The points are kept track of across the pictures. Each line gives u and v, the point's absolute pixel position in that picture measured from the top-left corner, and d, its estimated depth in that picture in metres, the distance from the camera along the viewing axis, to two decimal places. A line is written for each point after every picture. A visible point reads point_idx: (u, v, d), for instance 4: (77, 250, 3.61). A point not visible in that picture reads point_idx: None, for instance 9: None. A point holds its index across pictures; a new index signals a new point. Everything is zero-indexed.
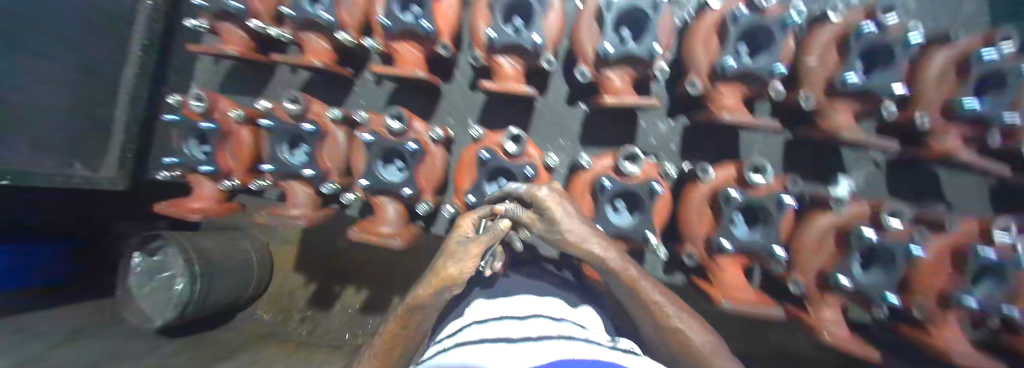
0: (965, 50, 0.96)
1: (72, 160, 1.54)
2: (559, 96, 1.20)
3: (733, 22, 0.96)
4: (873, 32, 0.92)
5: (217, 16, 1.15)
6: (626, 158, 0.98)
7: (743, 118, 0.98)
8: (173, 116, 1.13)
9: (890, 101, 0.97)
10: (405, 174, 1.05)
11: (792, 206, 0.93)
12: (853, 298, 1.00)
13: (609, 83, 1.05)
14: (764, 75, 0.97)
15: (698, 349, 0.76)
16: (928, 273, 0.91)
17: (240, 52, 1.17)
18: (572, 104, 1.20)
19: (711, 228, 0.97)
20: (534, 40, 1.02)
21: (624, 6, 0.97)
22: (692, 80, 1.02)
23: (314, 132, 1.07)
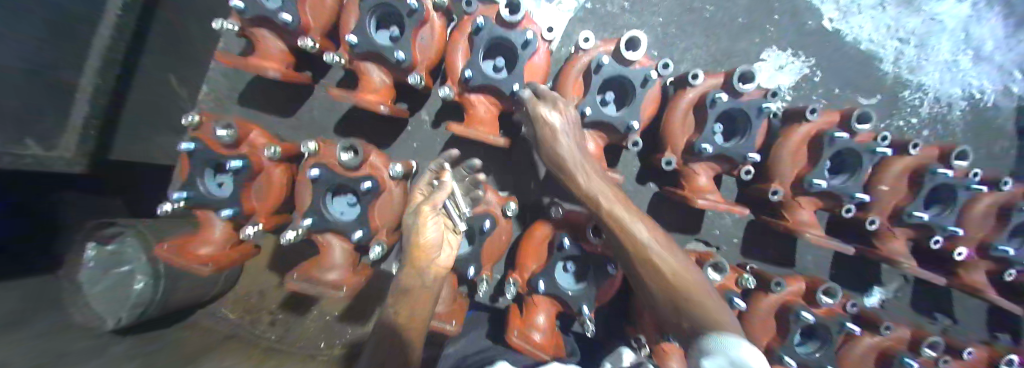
0: (1011, 196, 1.05)
1: (25, 135, 0.86)
2: (630, 172, 1.15)
3: (830, 143, 0.95)
4: (945, 175, 0.99)
5: (253, 21, 0.96)
6: (711, 266, 0.97)
7: (820, 234, 1.00)
8: (187, 143, 0.89)
9: (939, 234, 1.05)
10: (470, 245, 0.95)
11: (853, 331, 0.99)
12: None
13: (694, 178, 1.03)
14: (843, 196, 1.00)
15: (696, 299, 0.64)
16: None
17: (281, 74, 0.98)
18: (642, 181, 1.16)
19: (773, 339, 0.99)
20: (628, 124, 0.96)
21: (727, 105, 0.94)
22: (774, 189, 1.00)
23: (372, 190, 0.89)
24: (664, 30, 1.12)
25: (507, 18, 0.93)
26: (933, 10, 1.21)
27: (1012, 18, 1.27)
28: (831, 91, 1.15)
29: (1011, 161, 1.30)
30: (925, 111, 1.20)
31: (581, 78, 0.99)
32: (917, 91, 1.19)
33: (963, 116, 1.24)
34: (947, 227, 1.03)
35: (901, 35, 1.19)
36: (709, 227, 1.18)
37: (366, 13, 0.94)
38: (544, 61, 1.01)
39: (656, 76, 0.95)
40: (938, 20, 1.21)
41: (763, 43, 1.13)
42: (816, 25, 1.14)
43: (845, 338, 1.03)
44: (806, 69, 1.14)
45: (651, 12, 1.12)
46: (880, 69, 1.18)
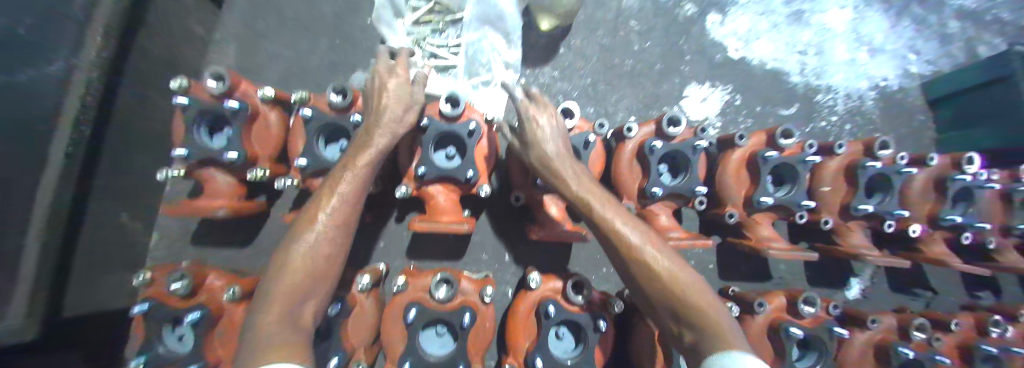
0: (939, 169, 1.15)
1: None
2: None
3: (763, 162, 1.02)
4: (877, 166, 1.06)
5: (199, 164, 0.99)
6: None
7: (783, 247, 1.03)
8: (142, 303, 0.87)
9: (891, 219, 1.11)
10: (450, 335, 0.94)
11: (846, 336, 0.99)
12: None
13: (655, 218, 1.08)
14: (793, 205, 1.05)
15: (682, 297, 0.63)
16: None
17: (230, 209, 1.00)
18: None
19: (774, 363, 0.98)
20: None
21: (663, 149, 1.03)
22: (729, 212, 1.04)
23: (341, 312, 0.86)
24: (594, 88, 1.22)
25: (449, 113, 0.99)
26: (818, 23, 1.39)
27: (888, 15, 1.50)
28: (754, 109, 1.26)
29: (925, 135, 1.45)
30: (841, 108, 1.33)
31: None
32: (829, 93, 1.33)
33: (876, 104, 1.38)
34: (894, 212, 1.10)
35: (800, 48, 1.35)
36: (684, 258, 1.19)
37: (314, 134, 0.99)
38: (492, 141, 1.07)
39: (595, 136, 1.05)
40: (825, 31, 1.39)
41: (683, 81, 1.24)
42: (725, 57, 1.28)
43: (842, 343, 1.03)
44: (726, 96, 1.25)
45: (579, 74, 1.22)
46: (790, 81, 1.31)
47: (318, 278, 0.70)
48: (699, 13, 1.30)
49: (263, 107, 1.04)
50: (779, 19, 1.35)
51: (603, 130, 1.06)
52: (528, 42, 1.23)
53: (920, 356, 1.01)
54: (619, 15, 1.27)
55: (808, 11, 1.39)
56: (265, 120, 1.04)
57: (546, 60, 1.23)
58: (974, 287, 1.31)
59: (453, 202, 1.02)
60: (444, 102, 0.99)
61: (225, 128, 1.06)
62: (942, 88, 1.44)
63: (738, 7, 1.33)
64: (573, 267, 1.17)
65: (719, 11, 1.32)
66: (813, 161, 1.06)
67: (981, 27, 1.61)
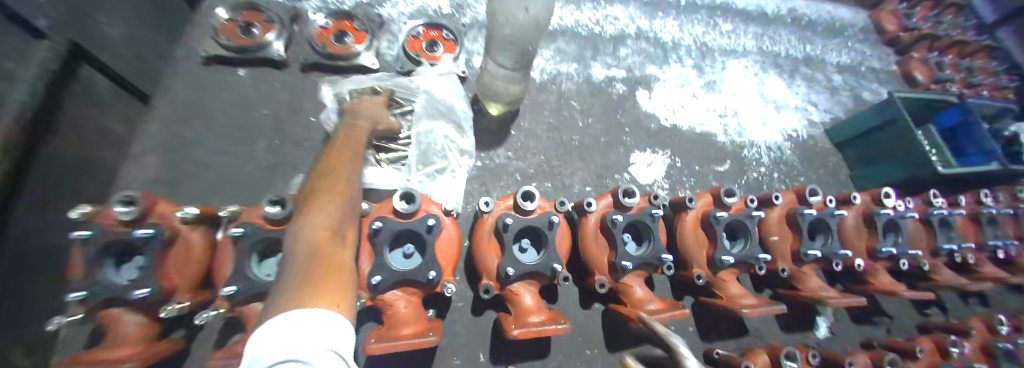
0: (864, 207, 1.29)
1: None
2: (571, 302, 1.14)
3: (716, 222, 1.08)
4: (811, 213, 1.16)
5: (104, 303, 0.82)
6: None
7: (753, 303, 1.03)
8: None
9: (839, 258, 1.19)
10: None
11: None
12: None
13: (630, 291, 1.05)
14: (751, 258, 1.10)
15: None
16: None
17: (139, 356, 0.82)
18: (588, 306, 1.15)
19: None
20: (553, 265, 1.00)
21: (624, 221, 1.06)
22: (697, 274, 1.06)
23: None
24: (549, 164, 1.26)
25: (405, 210, 0.96)
26: (729, 89, 1.62)
27: (783, 77, 1.80)
28: (694, 169, 1.37)
29: (839, 173, 1.66)
30: (766, 160, 1.49)
31: (494, 236, 1.03)
32: (753, 148, 1.50)
33: (792, 151, 1.58)
34: (838, 252, 1.18)
35: (720, 112, 1.54)
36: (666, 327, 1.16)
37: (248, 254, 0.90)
38: (454, 232, 1.02)
39: (558, 216, 1.05)
40: (736, 95, 1.62)
41: (628, 150, 1.34)
42: (660, 126, 1.42)
43: None
44: (668, 160, 1.36)
45: (532, 153, 1.27)
46: (719, 141, 1.46)
47: (349, 197, 0.70)
48: (631, 90, 1.47)
49: (183, 227, 0.93)
50: (697, 89, 1.56)
51: (563, 208, 1.07)
52: (481, 127, 1.28)
53: None
54: (563, 96, 1.38)
55: (719, 80, 1.63)
56: (187, 242, 0.92)
57: (499, 143, 1.27)
58: (924, 310, 1.40)
59: (417, 307, 0.92)
60: (399, 200, 0.96)
61: (137, 257, 0.92)
62: (839, 133, 1.69)
63: (662, 81, 1.53)
64: (554, 357, 1.08)
65: (646, 87, 1.49)
66: (757, 215, 1.15)
67: (859, 77, 2.00)
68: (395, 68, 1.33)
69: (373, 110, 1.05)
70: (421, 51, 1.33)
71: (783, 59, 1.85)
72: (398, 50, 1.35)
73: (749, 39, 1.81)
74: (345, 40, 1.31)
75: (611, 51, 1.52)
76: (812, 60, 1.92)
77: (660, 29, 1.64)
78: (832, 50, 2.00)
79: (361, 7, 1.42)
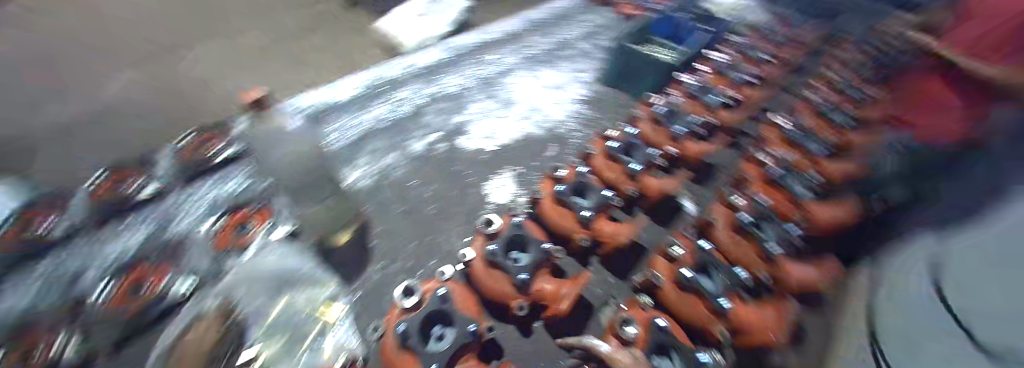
0: (644, 115, 1.74)
1: None
2: (513, 339, 1.16)
3: (563, 197, 1.31)
4: (614, 146, 1.52)
5: None
6: (623, 323, 1.06)
7: (624, 230, 1.28)
8: None
9: (654, 155, 1.53)
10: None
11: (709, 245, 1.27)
12: (786, 245, 1.28)
13: (545, 292, 1.12)
14: (603, 200, 1.33)
15: None
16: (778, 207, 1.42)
17: None
18: (527, 332, 1.18)
19: (707, 305, 1.08)
20: (470, 328, 1.00)
21: (500, 245, 1.17)
22: (580, 238, 1.25)
23: None
24: (420, 243, 1.36)
25: None
26: (522, 98, 1.98)
27: (552, 64, 2.26)
28: (534, 165, 1.65)
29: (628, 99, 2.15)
30: (575, 128, 1.87)
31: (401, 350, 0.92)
32: (561, 125, 1.87)
33: (588, 108, 2.00)
34: (649, 153, 1.53)
35: (525, 116, 1.88)
36: (592, 292, 1.31)
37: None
38: None
39: (444, 285, 1.09)
40: (529, 97, 1.99)
41: (476, 187, 1.55)
42: (487, 158, 1.65)
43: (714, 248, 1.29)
44: (514, 173, 1.62)
45: (399, 246, 1.34)
46: (537, 137, 1.79)
47: None
48: (451, 146, 1.68)
49: None
50: (498, 111, 1.88)
51: (455, 274, 1.16)
52: (337, 262, 1.27)
53: (749, 213, 1.35)
54: (397, 189, 1.52)
55: (511, 95, 1.99)
56: None
57: (366, 258, 1.29)
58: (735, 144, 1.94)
59: None
60: None
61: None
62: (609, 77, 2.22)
63: (470, 123, 1.80)
64: None
65: (462, 134, 1.74)
66: (585, 171, 1.44)
67: (607, 29, 2.56)
68: (211, 275, 1.19)
69: (203, 333, 0.90)
70: (230, 241, 1.24)
71: (540, 51, 2.32)
72: (207, 257, 1.23)
73: (513, 56, 2.25)
74: (137, 291, 1.08)
75: (416, 128, 1.75)
76: (568, 40, 2.44)
77: (442, 89, 1.97)
78: (576, 24, 2.57)
79: (142, 244, 1.28)
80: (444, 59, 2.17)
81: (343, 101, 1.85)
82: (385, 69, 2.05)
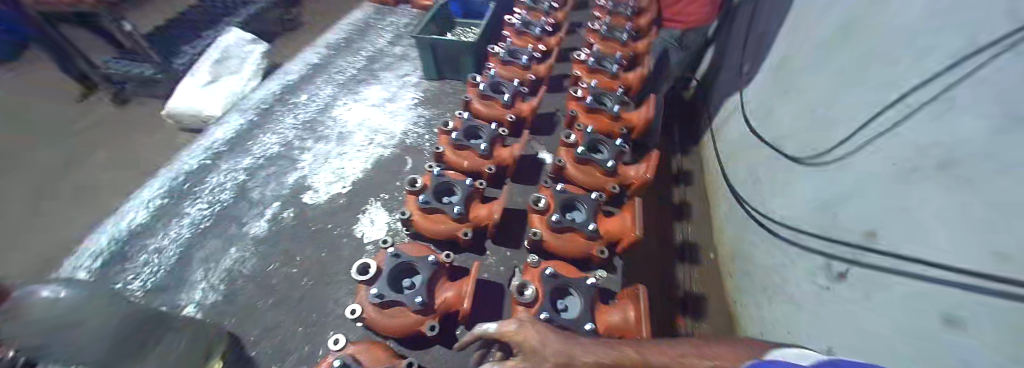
0: (473, 96, 1.87)
1: None
2: (442, 353, 1.27)
3: (430, 206, 1.46)
4: (456, 138, 1.66)
5: None
6: (521, 289, 1.26)
7: (495, 205, 1.49)
8: None
9: (495, 130, 1.71)
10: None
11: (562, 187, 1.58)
12: (618, 155, 1.71)
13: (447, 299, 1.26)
14: (465, 190, 1.53)
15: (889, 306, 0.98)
16: (602, 128, 1.85)
17: None
18: (453, 341, 1.30)
19: (582, 235, 1.45)
20: None
21: (386, 284, 1.24)
22: (464, 231, 1.45)
23: None
24: (312, 319, 1.36)
25: None
26: (356, 125, 2.02)
27: (374, 78, 2.29)
28: (392, 189, 1.75)
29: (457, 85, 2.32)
30: (419, 131, 1.99)
31: None
32: (403, 135, 1.97)
33: (426, 110, 2.10)
34: (489, 130, 1.70)
35: (364, 142, 1.94)
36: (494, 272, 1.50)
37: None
38: None
39: (345, 346, 1.16)
40: (362, 122, 2.04)
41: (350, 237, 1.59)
42: (346, 204, 1.71)
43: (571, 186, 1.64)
44: (382, 204, 1.70)
45: (291, 336, 1.32)
46: (384, 157, 1.87)
47: None
48: (300, 208, 1.70)
49: None
50: (335, 150, 1.91)
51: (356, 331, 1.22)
52: None
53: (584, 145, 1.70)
54: (258, 281, 1.47)
55: (345, 128, 2.01)
56: None
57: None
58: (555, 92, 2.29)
59: None
60: None
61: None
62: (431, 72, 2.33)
63: (311, 175, 1.82)
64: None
65: (307, 189, 1.76)
66: (440, 172, 1.59)
67: (407, 28, 2.69)
68: None
69: None
70: None
71: (355, 72, 2.33)
72: None
73: (329, 88, 2.23)
74: None
75: (255, 206, 1.71)
76: (376, 51, 2.49)
77: (258, 154, 1.92)
78: (378, 33, 2.64)
79: None
80: (250, 121, 2.06)
81: (145, 218, 1.65)
82: (181, 162, 1.86)
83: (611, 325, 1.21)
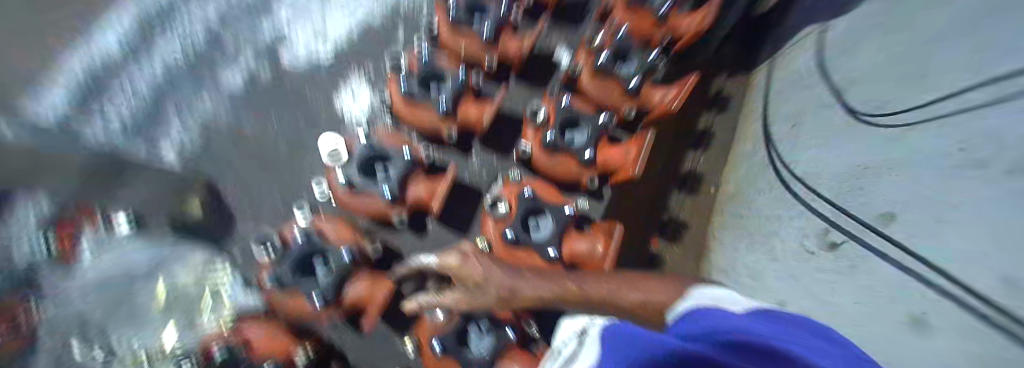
0: None
1: None
2: (410, 242, 1.31)
3: (413, 98, 1.28)
4: (455, 12, 1.34)
5: None
6: (494, 205, 1.21)
7: (488, 109, 1.32)
8: None
9: (506, 9, 1.37)
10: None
11: (567, 99, 1.34)
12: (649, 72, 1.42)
13: (419, 196, 1.24)
14: (456, 82, 1.29)
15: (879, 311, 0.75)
16: (642, 26, 1.45)
17: None
18: (423, 232, 1.33)
19: (576, 160, 1.32)
20: (347, 256, 1.09)
21: (357, 170, 1.21)
22: (449, 129, 1.31)
23: None
24: (286, 185, 1.35)
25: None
26: None
27: None
28: (378, 60, 1.51)
29: None
30: None
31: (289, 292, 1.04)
32: None
33: None
34: (499, 10, 1.36)
35: None
36: (475, 176, 1.44)
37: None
38: (261, 326, 0.99)
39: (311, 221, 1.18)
40: None
41: (330, 107, 1.46)
42: (326, 66, 1.50)
43: (580, 100, 1.42)
44: (365, 77, 1.49)
45: (266, 197, 1.33)
46: (374, 16, 1.55)
47: None
48: (275, 64, 1.50)
49: None
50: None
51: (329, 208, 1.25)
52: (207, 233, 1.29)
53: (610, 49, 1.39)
54: (233, 137, 1.41)
55: None
56: None
57: (234, 219, 1.31)
58: None
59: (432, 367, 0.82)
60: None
61: None
62: None
63: (290, 25, 1.55)
64: None
65: (285, 41, 1.53)
66: (430, 55, 1.34)
67: None
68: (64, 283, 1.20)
69: None
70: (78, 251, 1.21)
71: None
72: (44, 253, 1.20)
73: None
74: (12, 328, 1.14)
75: (229, 50, 1.53)
76: None
77: None
78: None
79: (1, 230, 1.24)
80: None
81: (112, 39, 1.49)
82: None
83: (577, 255, 1.18)
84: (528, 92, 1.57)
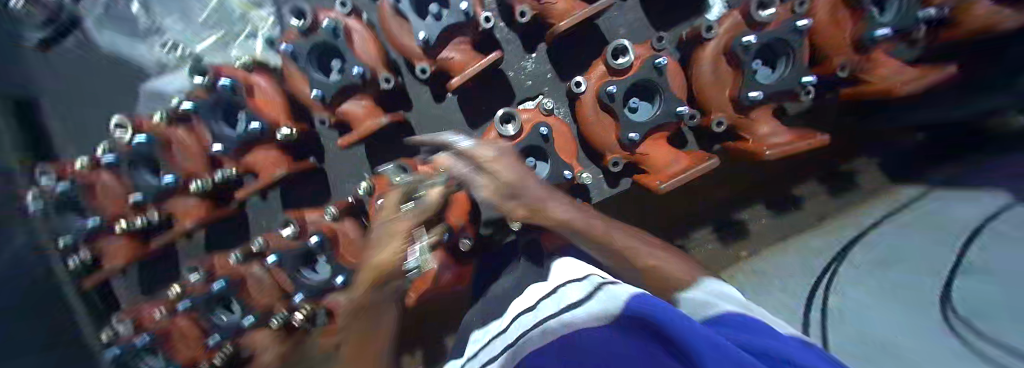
0: None
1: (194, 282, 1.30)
2: (423, 99, 1.26)
3: None
4: None
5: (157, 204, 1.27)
6: (504, 121, 1.10)
7: (578, 14, 1.06)
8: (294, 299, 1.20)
9: None
10: (332, 266, 1.19)
11: (665, 62, 1.06)
12: (782, 97, 1.10)
13: (450, 62, 1.12)
14: None
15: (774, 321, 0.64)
16: (828, 39, 1.08)
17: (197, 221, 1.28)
18: (440, 98, 1.27)
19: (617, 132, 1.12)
20: (357, 72, 1.08)
21: None
22: (523, 8, 1.08)
23: (320, 243, 1.14)
24: None
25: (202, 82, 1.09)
26: None
27: None
28: None
29: None
30: None
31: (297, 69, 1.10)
32: None
33: None
34: None
35: None
36: (521, 80, 1.28)
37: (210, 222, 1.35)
38: (268, 84, 1.12)
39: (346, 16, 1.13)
40: None
41: None
42: None
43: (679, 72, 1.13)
44: None
45: None
46: None
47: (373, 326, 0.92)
48: None
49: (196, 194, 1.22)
50: None
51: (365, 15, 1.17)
52: None
53: (764, 37, 1.04)
54: None
55: None
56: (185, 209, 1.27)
57: None
58: None
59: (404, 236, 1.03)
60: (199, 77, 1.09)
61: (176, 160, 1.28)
62: None
63: None
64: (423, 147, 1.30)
65: None
66: None
67: None
68: None
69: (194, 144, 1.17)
70: None
71: None
72: None
73: None
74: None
75: None
76: None
77: None
78: None
79: None
80: None
81: None
82: None
83: None
84: (641, 25, 1.25)
